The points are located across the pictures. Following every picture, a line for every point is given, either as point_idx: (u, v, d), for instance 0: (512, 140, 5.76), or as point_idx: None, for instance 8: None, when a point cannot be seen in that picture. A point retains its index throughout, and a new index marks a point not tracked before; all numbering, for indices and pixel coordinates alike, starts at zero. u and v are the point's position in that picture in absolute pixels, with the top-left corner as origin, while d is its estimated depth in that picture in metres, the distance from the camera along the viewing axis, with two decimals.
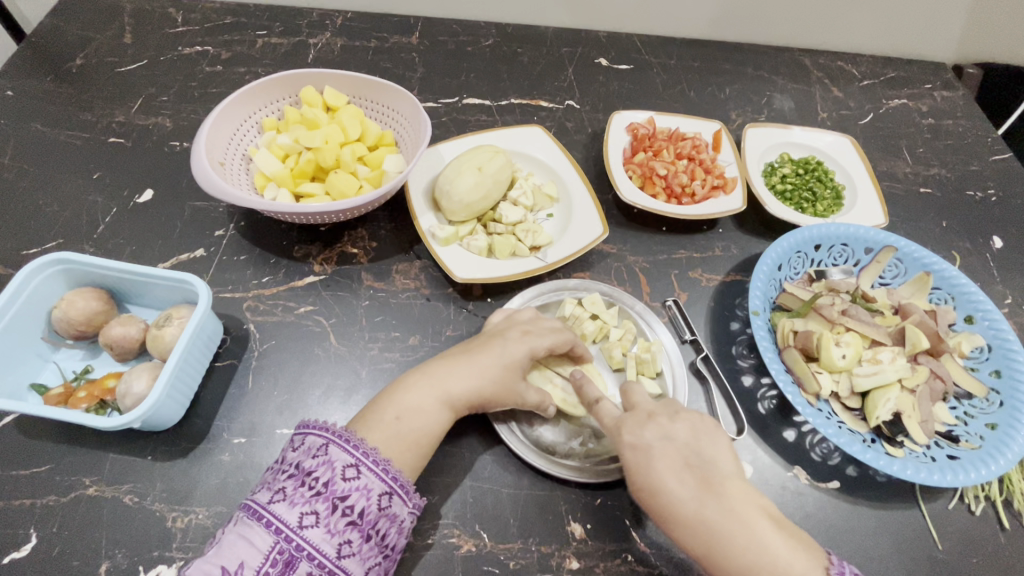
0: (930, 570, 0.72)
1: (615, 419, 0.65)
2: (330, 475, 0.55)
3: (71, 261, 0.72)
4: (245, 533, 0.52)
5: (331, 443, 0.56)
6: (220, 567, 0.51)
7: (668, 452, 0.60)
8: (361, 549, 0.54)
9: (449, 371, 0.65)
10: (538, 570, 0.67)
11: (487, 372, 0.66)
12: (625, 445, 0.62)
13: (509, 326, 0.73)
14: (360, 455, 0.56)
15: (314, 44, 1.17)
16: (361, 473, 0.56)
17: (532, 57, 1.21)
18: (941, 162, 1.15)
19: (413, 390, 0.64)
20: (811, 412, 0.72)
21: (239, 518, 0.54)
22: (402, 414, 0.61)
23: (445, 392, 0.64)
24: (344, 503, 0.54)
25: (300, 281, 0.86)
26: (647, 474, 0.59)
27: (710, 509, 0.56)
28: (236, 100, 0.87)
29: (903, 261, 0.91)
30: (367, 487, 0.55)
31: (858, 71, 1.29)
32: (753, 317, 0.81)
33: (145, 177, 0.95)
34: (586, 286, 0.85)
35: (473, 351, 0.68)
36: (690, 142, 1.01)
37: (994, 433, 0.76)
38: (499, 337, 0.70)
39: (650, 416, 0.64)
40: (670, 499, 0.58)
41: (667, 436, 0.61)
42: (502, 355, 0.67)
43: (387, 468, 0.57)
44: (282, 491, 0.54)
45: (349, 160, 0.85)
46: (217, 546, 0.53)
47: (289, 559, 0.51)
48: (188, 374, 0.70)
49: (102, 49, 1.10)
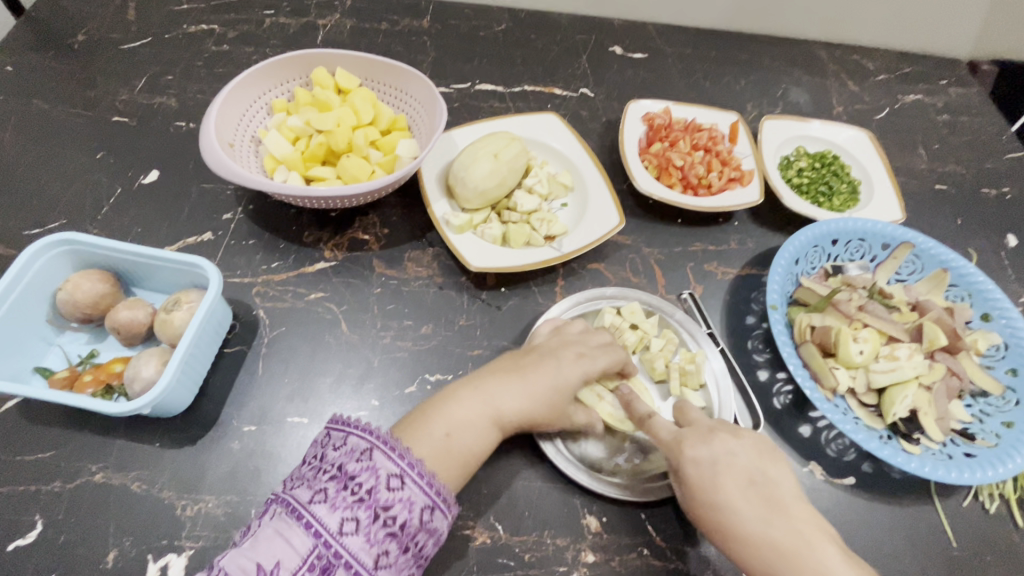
0: (944, 568, 0.71)
1: (673, 433, 0.64)
2: (373, 483, 0.53)
3: (76, 242, 0.70)
4: (283, 531, 0.51)
5: (375, 448, 0.55)
6: (256, 564, 0.49)
7: (735, 469, 0.60)
8: (397, 561, 0.53)
9: (503, 389, 0.64)
10: (554, 563, 0.66)
11: (538, 394, 0.64)
12: (686, 459, 0.61)
13: (561, 344, 0.70)
14: (405, 466, 0.55)
15: (323, 25, 1.14)
16: (405, 484, 0.54)
17: (546, 43, 1.19)
18: (956, 158, 1.14)
19: (465, 404, 0.62)
20: (828, 407, 0.71)
21: (275, 512, 0.52)
22: (453, 430, 0.60)
23: (497, 412, 0.63)
24: (386, 513, 0.53)
25: (310, 267, 0.84)
26: (711, 489, 0.59)
27: (777, 528, 0.56)
28: (246, 80, 0.85)
29: (921, 258, 0.90)
30: (410, 499, 0.54)
31: (874, 65, 1.28)
32: (771, 311, 0.80)
33: (150, 158, 0.92)
34: (624, 295, 0.83)
35: (526, 369, 0.66)
36: (707, 132, 0.99)
37: (1011, 431, 0.75)
38: (553, 357, 0.68)
39: (712, 431, 0.63)
40: (735, 514, 0.57)
41: (732, 452, 0.61)
42: (555, 378, 0.65)
43: (432, 483, 0.56)
44: (323, 493, 0.52)
45: (362, 143, 0.83)
46: (252, 539, 0.51)
47: (327, 565, 0.50)
48: (197, 360, 0.69)
49: (105, 25, 1.07)
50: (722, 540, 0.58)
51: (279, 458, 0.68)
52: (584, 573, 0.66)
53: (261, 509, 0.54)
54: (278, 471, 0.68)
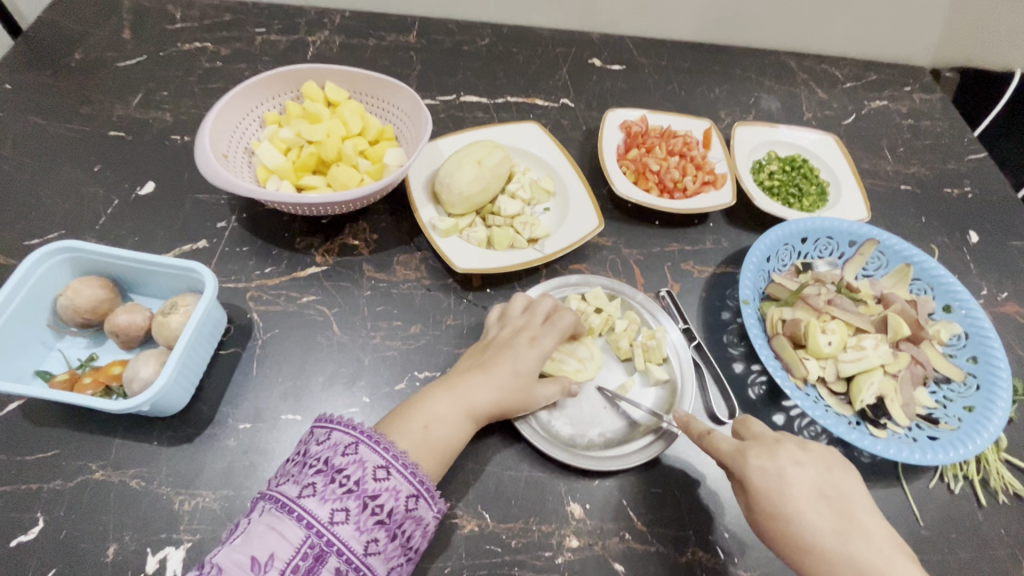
0: (913, 546, 0.75)
1: (736, 443, 0.63)
2: (361, 474, 0.56)
3: (76, 249, 0.73)
4: (275, 525, 0.53)
5: (360, 442, 0.58)
6: (250, 556, 0.51)
7: (804, 480, 0.59)
8: (386, 548, 0.56)
9: (472, 384, 0.67)
10: (540, 549, 0.69)
11: (501, 382, 0.68)
12: (751, 467, 0.60)
13: (514, 332, 0.74)
14: (390, 457, 0.58)
15: (313, 41, 1.19)
16: (390, 474, 0.57)
17: (528, 57, 1.24)
18: (919, 160, 1.20)
19: (440, 401, 0.65)
20: (799, 395, 0.75)
21: (266, 509, 0.54)
22: (430, 423, 0.63)
23: (469, 406, 0.66)
24: (374, 501, 0.56)
25: (302, 272, 0.87)
26: (780, 500, 0.58)
27: (854, 544, 0.55)
28: (239, 94, 0.89)
29: (886, 254, 0.95)
30: (396, 488, 0.57)
31: (841, 73, 1.34)
32: (743, 305, 0.84)
33: (145, 170, 0.95)
34: (588, 281, 0.87)
35: (487, 363, 0.70)
36: (682, 139, 1.04)
37: (971, 415, 0.79)
38: (509, 347, 0.71)
39: (778, 442, 0.62)
40: (805, 525, 0.56)
41: (801, 463, 0.60)
42: (515, 365, 0.69)
43: (415, 472, 0.59)
44: (311, 487, 0.55)
45: (351, 153, 0.87)
46: (243, 535, 0.54)
47: (320, 554, 0.52)
48: (193, 361, 0.71)
49: (101, 44, 1.11)
50: (796, 556, 0.57)
51: (274, 454, 0.71)
52: (569, 557, 0.68)
53: (250, 508, 0.56)
54: (272, 466, 0.70)
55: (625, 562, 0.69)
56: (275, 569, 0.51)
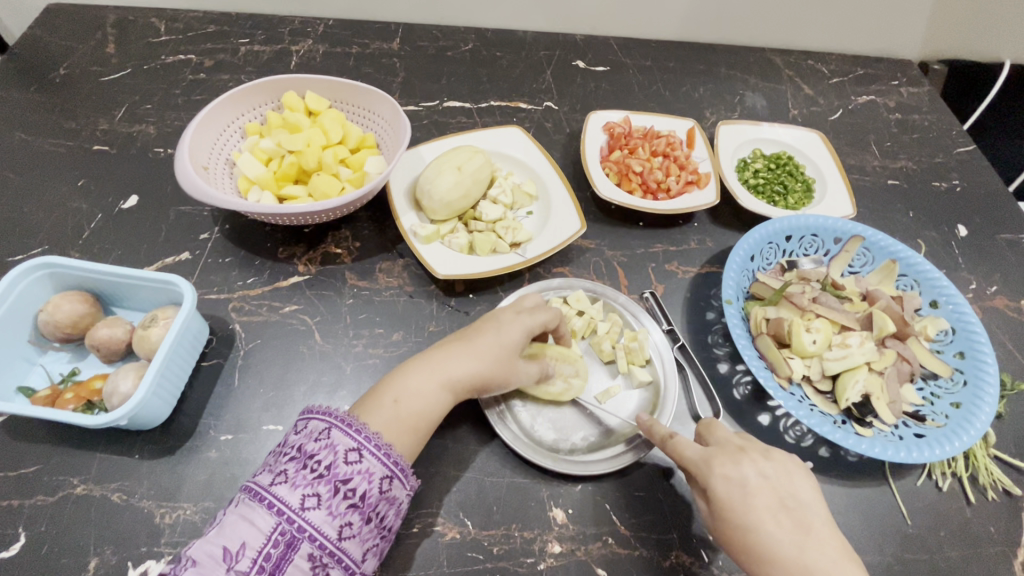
0: (900, 545, 0.74)
1: (701, 450, 0.62)
2: (332, 459, 0.56)
3: (56, 264, 0.73)
4: (247, 515, 0.53)
5: (333, 427, 0.58)
6: (222, 547, 0.52)
7: (766, 490, 0.58)
8: (362, 531, 0.56)
9: (450, 357, 0.66)
10: (521, 555, 0.68)
11: (481, 354, 0.67)
12: (716, 477, 0.59)
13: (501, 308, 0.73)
14: (362, 440, 0.58)
15: (296, 51, 1.19)
16: (363, 457, 0.57)
17: (511, 60, 1.24)
18: (907, 154, 1.19)
19: (415, 374, 0.64)
20: (783, 395, 0.74)
21: (240, 499, 0.54)
22: (402, 397, 0.62)
23: (445, 378, 0.65)
24: (346, 485, 0.55)
25: (284, 281, 0.87)
26: (742, 510, 0.57)
27: (812, 553, 0.55)
28: (219, 106, 0.89)
29: (871, 250, 0.94)
30: (369, 470, 0.57)
31: (828, 69, 1.33)
32: (726, 306, 0.83)
33: (129, 183, 0.96)
34: (570, 285, 0.88)
35: (469, 336, 0.69)
36: (665, 139, 1.04)
37: (958, 411, 0.79)
38: (492, 320, 0.70)
39: (742, 450, 0.61)
40: (766, 535, 0.56)
41: (765, 473, 0.59)
42: (497, 336, 0.68)
43: (388, 453, 0.59)
44: (284, 474, 0.55)
45: (331, 162, 0.87)
46: (218, 527, 0.54)
47: (292, 540, 0.53)
48: (173, 373, 0.71)
49: (86, 59, 1.12)
50: (754, 565, 0.57)
51: (256, 465, 0.71)
52: (551, 563, 0.68)
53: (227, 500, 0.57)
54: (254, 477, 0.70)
55: (609, 567, 0.68)
56: (247, 557, 0.51)
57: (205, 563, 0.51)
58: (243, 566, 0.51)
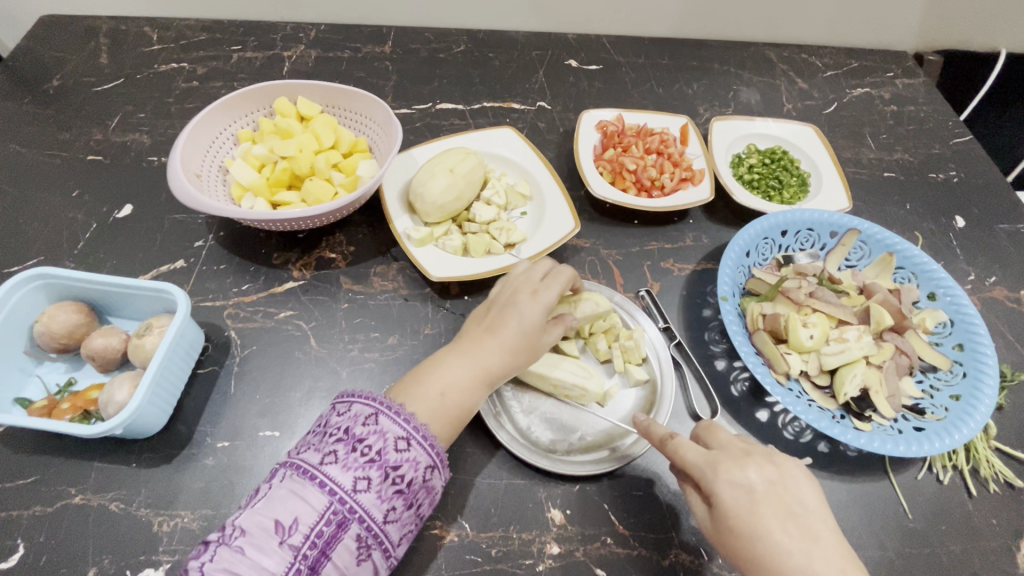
0: (901, 540, 0.74)
1: (705, 455, 0.60)
2: (382, 445, 0.56)
3: (50, 275, 0.73)
4: (298, 491, 0.53)
5: (380, 413, 0.58)
6: (274, 520, 0.52)
7: (771, 496, 0.57)
8: (403, 516, 0.56)
9: (482, 349, 0.65)
10: (519, 557, 0.68)
11: (511, 341, 0.66)
12: (722, 482, 0.58)
13: (514, 288, 0.70)
14: (410, 429, 0.58)
15: (289, 56, 1.19)
16: (411, 445, 0.57)
17: (504, 61, 1.24)
18: (903, 147, 1.19)
19: (452, 369, 0.64)
20: (781, 391, 0.73)
21: (287, 476, 0.54)
22: (446, 390, 0.62)
23: (482, 370, 0.64)
24: (395, 472, 0.56)
25: (279, 287, 0.87)
26: (749, 518, 0.56)
27: (818, 559, 0.54)
28: (210, 113, 0.89)
29: (868, 243, 0.93)
30: (415, 459, 0.57)
31: (822, 62, 1.33)
32: (722, 303, 0.82)
33: (124, 193, 0.96)
34: None
35: (494, 325, 0.67)
36: (658, 136, 1.04)
37: (958, 403, 0.78)
38: (511, 303, 0.68)
39: (747, 454, 0.60)
40: (774, 544, 0.55)
41: (769, 478, 0.58)
42: (522, 321, 0.66)
43: (433, 444, 0.59)
44: (334, 454, 0.55)
45: (324, 167, 0.86)
46: (265, 499, 0.54)
47: (343, 520, 0.53)
48: (169, 381, 0.71)
49: (79, 70, 1.12)
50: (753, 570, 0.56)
51: (252, 472, 0.71)
52: (549, 565, 0.68)
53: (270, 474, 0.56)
54: (251, 483, 0.70)
55: (607, 568, 0.68)
56: (299, 532, 0.52)
57: (256, 534, 0.51)
58: (294, 541, 0.51)
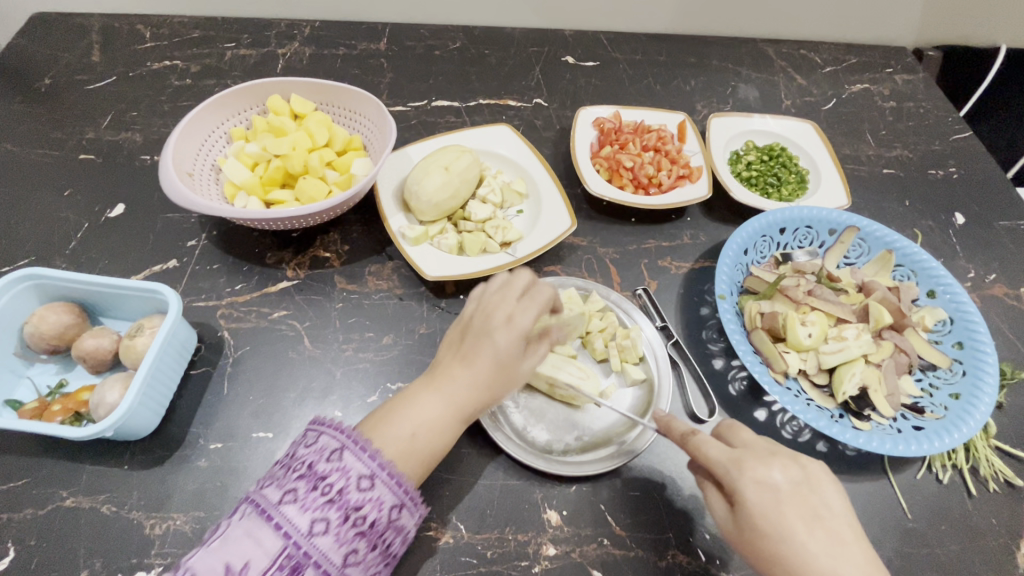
0: (901, 540, 0.73)
1: (730, 453, 0.59)
2: (343, 483, 0.54)
3: (40, 275, 0.73)
4: (254, 531, 0.52)
5: (345, 449, 0.56)
6: (227, 563, 0.50)
7: (796, 496, 0.56)
8: (366, 558, 0.54)
9: (453, 385, 0.60)
10: (516, 558, 0.68)
11: (484, 375, 0.60)
12: (747, 481, 0.57)
13: (488, 309, 0.62)
14: (375, 467, 0.56)
15: (283, 54, 1.18)
16: (375, 484, 0.55)
17: (500, 58, 1.23)
18: (902, 143, 1.18)
19: (423, 406, 0.60)
20: (779, 390, 0.73)
21: (246, 513, 0.53)
22: (417, 431, 0.59)
23: (454, 406, 0.60)
24: (356, 513, 0.54)
25: (273, 287, 0.87)
26: (772, 518, 0.55)
27: (842, 564, 0.53)
28: (202, 111, 0.88)
29: (867, 240, 0.93)
30: (380, 498, 0.55)
31: (821, 58, 1.32)
32: (719, 301, 0.81)
33: (116, 192, 0.95)
34: (561, 282, 0.87)
35: (465, 356, 0.61)
36: (656, 133, 1.03)
37: (958, 402, 0.77)
38: (484, 331, 0.61)
39: (772, 454, 0.60)
40: (798, 545, 0.54)
41: (794, 479, 0.57)
42: (495, 354, 0.60)
43: (401, 482, 0.57)
44: (293, 493, 0.53)
45: (317, 165, 0.85)
46: (222, 538, 0.52)
47: (297, 565, 0.51)
48: (161, 382, 0.71)
49: (71, 68, 1.11)
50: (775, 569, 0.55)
51: (246, 474, 0.71)
52: (546, 566, 0.67)
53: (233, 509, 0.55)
54: (245, 485, 0.70)
55: (604, 569, 0.67)
56: None
57: None
58: None
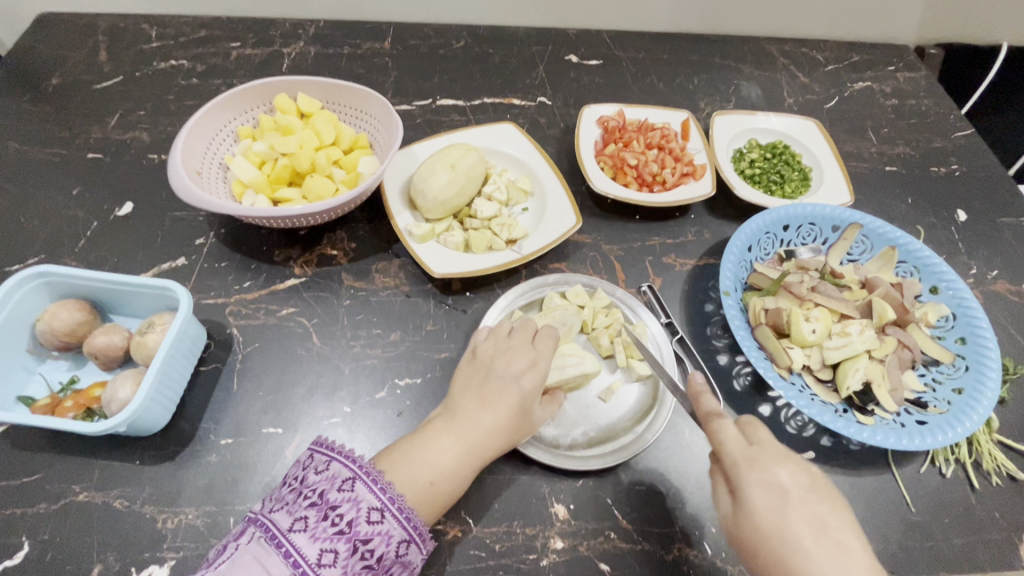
0: (905, 534, 0.74)
1: (745, 450, 0.60)
2: (354, 515, 0.54)
3: (51, 273, 0.73)
4: (261, 557, 0.51)
5: (357, 479, 0.55)
6: None
7: (804, 500, 0.57)
8: None
9: (476, 428, 0.62)
10: (524, 552, 0.68)
11: (508, 417, 0.64)
12: (755, 479, 0.58)
13: (510, 356, 0.68)
14: (385, 499, 0.55)
15: (288, 53, 1.19)
16: (385, 517, 0.55)
17: (503, 56, 1.23)
18: (904, 140, 1.18)
19: (442, 450, 0.61)
20: (783, 385, 0.73)
21: (254, 537, 0.52)
22: (436, 477, 0.59)
23: (472, 450, 0.62)
24: (364, 546, 0.53)
25: (281, 285, 0.87)
26: (774, 516, 0.56)
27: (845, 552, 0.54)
28: (210, 111, 0.89)
29: (870, 237, 0.93)
30: (388, 532, 0.55)
31: (823, 56, 1.32)
32: (724, 297, 0.82)
33: (124, 191, 0.96)
34: (567, 280, 0.87)
35: (488, 397, 0.64)
36: (659, 131, 1.03)
37: (961, 397, 0.78)
38: (507, 375, 0.66)
39: (786, 456, 0.60)
40: (797, 547, 0.55)
41: (803, 485, 0.58)
42: (521, 396, 0.65)
43: (411, 517, 0.56)
44: (303, 521, 0.53)
45: (324, 163, 0.86)
46: (229, 562, 0.51)
47: None
48: (172, 378, 0.72)
49: (78, 67, 1.12)
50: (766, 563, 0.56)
51: (256, 469, 0.71)
52: (553, 559, 0.68)
53: (239, 529, 0.54)
54: (255, 479, 0.71)
55: (611, 563, 0.68)
56: None
57: None
58: None
